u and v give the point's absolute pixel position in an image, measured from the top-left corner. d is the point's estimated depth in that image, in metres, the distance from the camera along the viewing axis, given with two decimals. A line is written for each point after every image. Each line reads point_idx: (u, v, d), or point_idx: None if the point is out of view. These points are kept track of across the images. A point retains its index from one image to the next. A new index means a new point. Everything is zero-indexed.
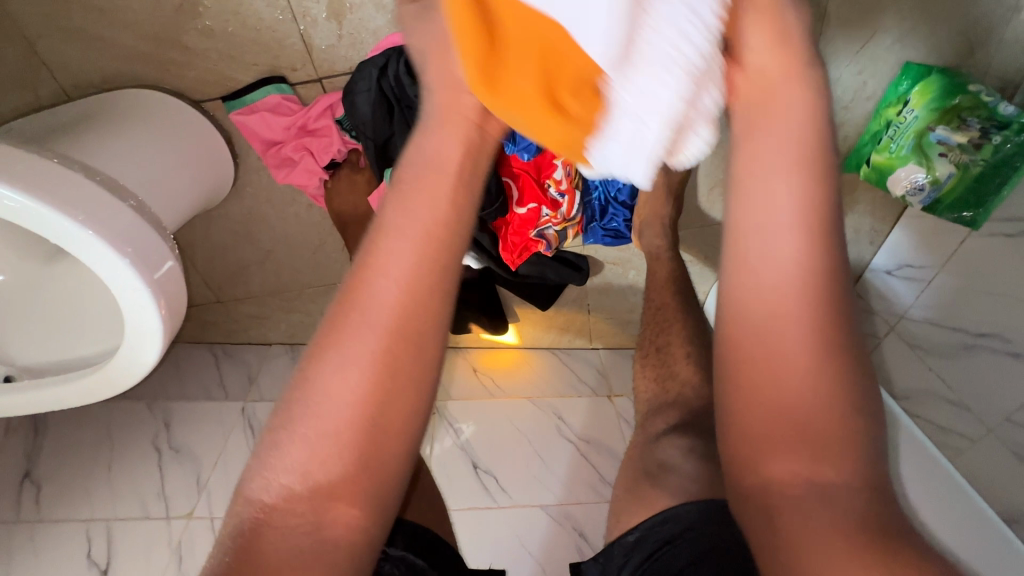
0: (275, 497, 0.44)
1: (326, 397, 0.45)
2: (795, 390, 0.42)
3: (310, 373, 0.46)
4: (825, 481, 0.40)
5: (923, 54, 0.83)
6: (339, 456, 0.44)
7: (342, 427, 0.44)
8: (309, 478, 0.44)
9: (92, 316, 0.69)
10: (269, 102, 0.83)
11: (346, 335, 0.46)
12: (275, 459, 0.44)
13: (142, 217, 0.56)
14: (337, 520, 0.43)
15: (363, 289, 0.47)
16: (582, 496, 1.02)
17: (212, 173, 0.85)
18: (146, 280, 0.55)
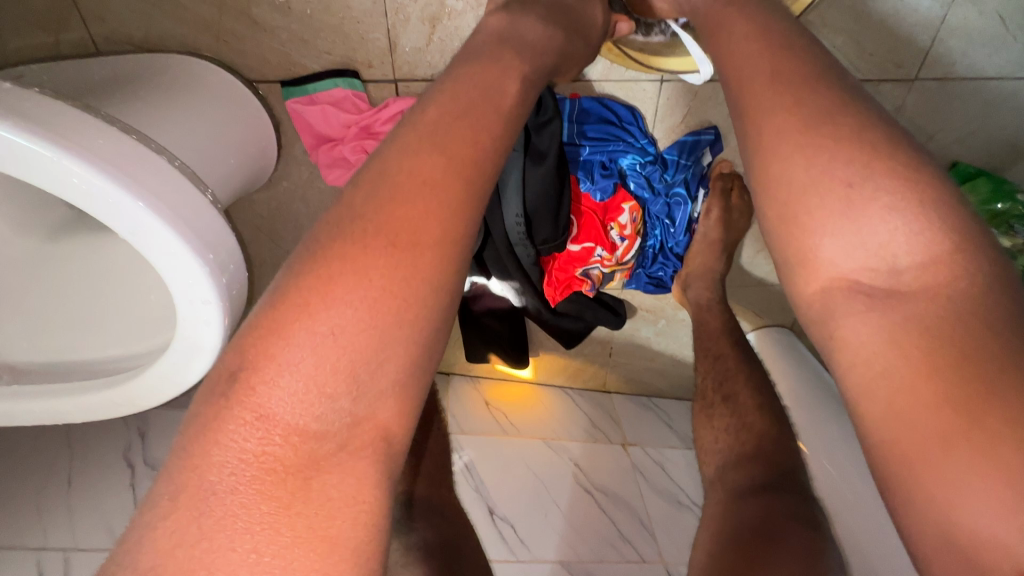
0: (284, 413, 0.33)
1: (356, 282, 0.36)
2: (847, 234, 0.40)
3: (333, 259, 0.36)
4: (898, 297, 0.37)
5: (975, 157, 0.88)
6: (379, 337, 0.35)
7: (383, 303, 0.35)
8: (342, 374, 0.34)
9: (101, 319, 0.59)
10: (334, 95, 0.75)
11: (388, 210, 0.38)
12: (289, 355, 0.33)
13: (224, 219, 0.47)
14: (372, 423, 0.35)
15: (401, 153, 0.41)
16: (602, 553, 0.97)
17: (256, 161, 0.75)
18: (220, 291, 0.46)
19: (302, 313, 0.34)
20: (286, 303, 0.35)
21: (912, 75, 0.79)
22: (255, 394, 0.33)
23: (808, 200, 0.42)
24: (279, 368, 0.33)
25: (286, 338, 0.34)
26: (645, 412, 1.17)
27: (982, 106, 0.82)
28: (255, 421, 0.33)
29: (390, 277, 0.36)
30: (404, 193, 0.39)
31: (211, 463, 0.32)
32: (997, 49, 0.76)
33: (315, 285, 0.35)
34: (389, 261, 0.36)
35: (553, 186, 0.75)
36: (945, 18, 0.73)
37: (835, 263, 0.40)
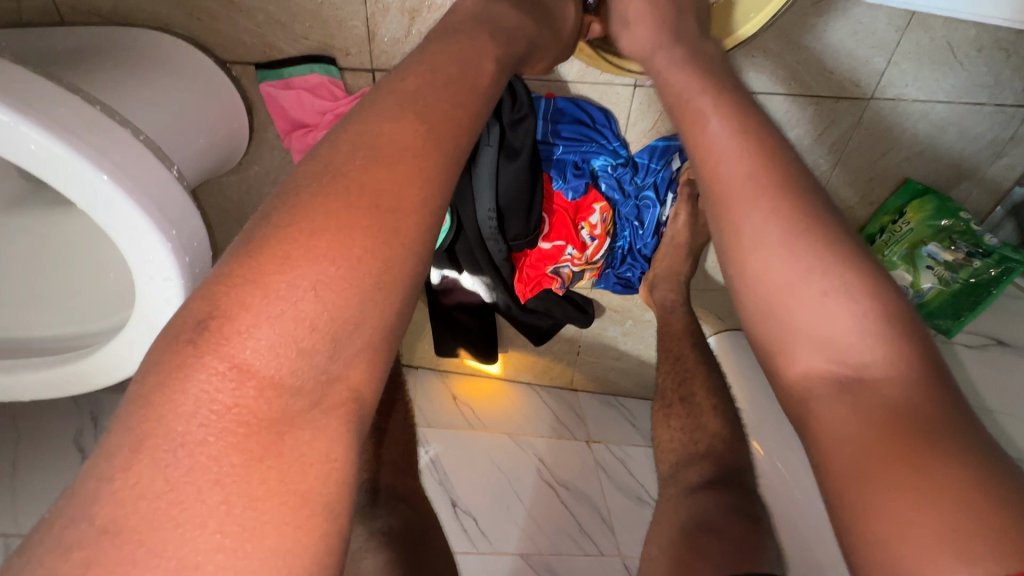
0: (263, 362, 0.31)
1: (340, 235, 0.35)
2: (816, 326, 0.43)
3: (316, 212, 0.35)
4: (861, 385, 0.40)
5: (924, 175, 0.93)
6: (358, 292, 0.34)
7: (363, 260, 0.35)
8: (319, 326, 0.32)
9: (56, 297, 0.58)
10: (310, 80, 0.74)
11: (372, 171, 0.38)
12: (265, 305, 0.32)
13: (189, 196, 0.47)
14: (346, 381, 0.34)
15: (376, 123, 0.41)
16: (562, 546, 0.99)
17: (227, 143, 0.74)
18: (182, 268, 0.45)
19: (282, 262, 0.33)
20: (266, 251, 0.33)
21: (868, 95, 0.83)
22: (227, 343, 0.31)
23: (780, 289, 0.45)
24: (255, 317, 0.31)
25: (264, 288, 0.32)
26: (609, 411, 1.19)
27: (931, 127, 0.87)
28: (227, 369, 0.30)
29: (372, 237, 0.36)
30: (386, 158, 0.39)
31: (177, 412, 0.29)
32: (945, 75, 0.81)
33: (292, 237, 0.34)
34: (371, 222, 0.36)
35: (525, 182, 0.76)
36: (899, 42, 0.78)
37: (802, 352, 0.43)
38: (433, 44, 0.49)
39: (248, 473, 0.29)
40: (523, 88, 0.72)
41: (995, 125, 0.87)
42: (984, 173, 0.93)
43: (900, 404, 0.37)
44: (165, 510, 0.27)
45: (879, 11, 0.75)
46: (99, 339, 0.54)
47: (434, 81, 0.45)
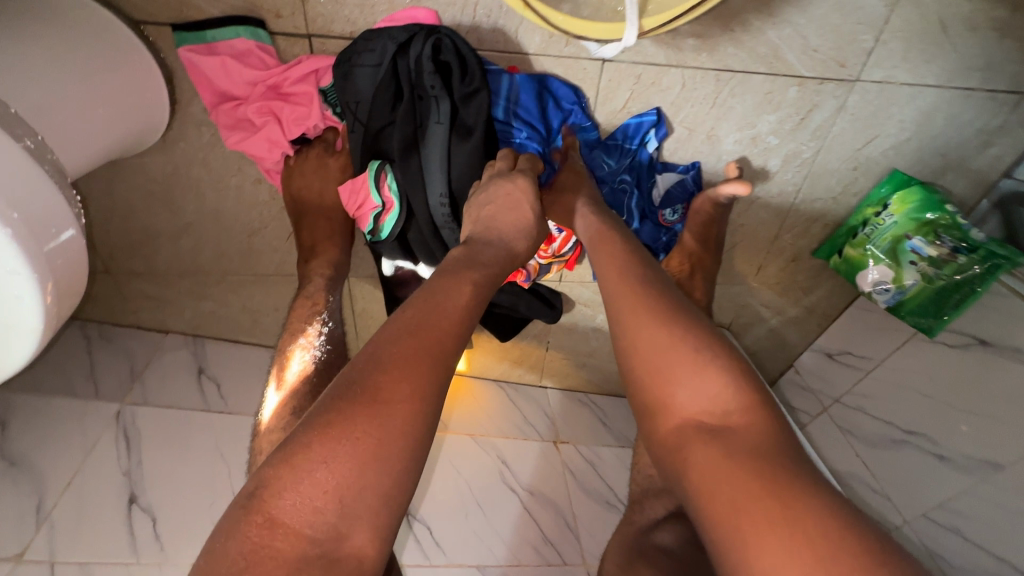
0: (294, 520, 0.38)
1: (367, 420, 0.41)
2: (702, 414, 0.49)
3: (346, 401, 0.42)
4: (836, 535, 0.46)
5: (911, 165, 0.88)
6: (367, 474, 0.40)
7: (375, 443, 0.41)
8: (337, 501, 0.39)
9: None
10: (236, 46, 0.66)
11: (397, 354, 0.45)
12: (301, 475, 0.39)
13: (45, 171, 0.38)
14: (353, 543, 0.39)
15: (411, 319, 0.47)
16: (525, 559, 0.93)
17: (138, 115, 0.65)
18: (34, 259, 0.37)
19: (315, 443, 0.40)
20: (303, 436, 0.41)
21: (854, 76, 0.77)
22: (271, 505, 0.39)
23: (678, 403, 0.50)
24: (287, 484, 0.39)
25: (296, 463, 0.40)
26: (580, 410, 1.14)
27: (919, 115, 0.82)
28: (268, 526, 0.38)
29: (375, 421, 0.41)
30: (398, 357, 0.45)
31: (232, 549, 0.37)
32: (936, 56, 0.76)
33: (319, 430, 0.41)
34: (374, 410, 0.42)
35: (480, 165, 0.69)
36: (888, 18, 0.72)
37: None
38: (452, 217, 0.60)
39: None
40: (477, 60, 0.64)
41: (985, 112, 0.82)
42: (971, 163, 0.88)
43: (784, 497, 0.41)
44: None
45: None
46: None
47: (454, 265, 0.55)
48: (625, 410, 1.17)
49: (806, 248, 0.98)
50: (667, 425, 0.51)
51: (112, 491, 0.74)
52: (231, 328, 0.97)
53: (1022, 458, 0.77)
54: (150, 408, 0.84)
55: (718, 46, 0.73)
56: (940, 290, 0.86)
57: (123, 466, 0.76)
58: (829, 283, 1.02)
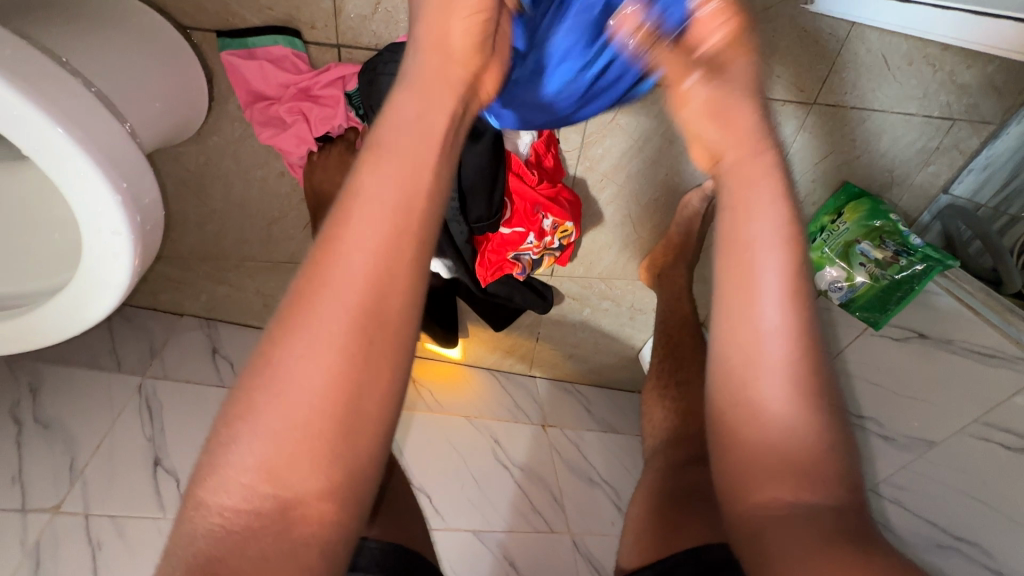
0: (228, 505, 0.37)
1: (291, 391, 0.39)
2: (783, 421, 0.48)
3: (260, 379, 0.39)
4: (799, 473, 0.46)
5: (861, 180, 1.00)
6: (295, 444, 0.38)
7: (294, 415, 0.38)
8: (266, 480, 0.37)
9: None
10: (273, 52, 0.74)
11: (320, 315, 0.40)
12: (222, 466, 0.38)
13: (140, 152, 0.46)
14: (304, 511, 0.37)
15: (322, 264, 0.42)
16: (523, 528, 1.01)
17: (184, 109, 0.72)
18: (131, 224, 0.45)
19: (229, 436, 0.38)
20: (221, 419, 0.39)
21: (812, 100, 0.89)
22: (203, 494, 0.37)
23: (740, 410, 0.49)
24: (218, 473, 0.38)
25: (212, 457, 0.38)
26: (566, 398, 1.23)
27: (867, 134, 0.94)
28: (202, 511, 0.37)
29: (291, 402, 0.38)
30: (310, 322, 0.40)
31: (172, 549, 0.37)
32: (880, 85, 0.88)
33: (244, 409, 0.39)
34: (290, 388, 0.39)
35: (489, 165, 0.78)
36: (840, 50, 0.84)
37: (755, 448, 0.48)
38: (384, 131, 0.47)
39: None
40: None
41: (923, 134, 0.95)
42: (913, 180, 1.01)
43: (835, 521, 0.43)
44: None
45: (823, 21, 0.81)
46: (35, 300, 0.52)
47: (386, 197, 0.43)
48: (606, 399, 1.27)
49: None
50: (748, 434, 0.48)
51: (140, 455, 0.80)
52: (243, 312, 1.03)
53: (953, 434, 0.90)
54: (171, 381, 0.89)
55: None
56: (885, 288, 0.97)
57: (149, 433, 0.81)
58: None
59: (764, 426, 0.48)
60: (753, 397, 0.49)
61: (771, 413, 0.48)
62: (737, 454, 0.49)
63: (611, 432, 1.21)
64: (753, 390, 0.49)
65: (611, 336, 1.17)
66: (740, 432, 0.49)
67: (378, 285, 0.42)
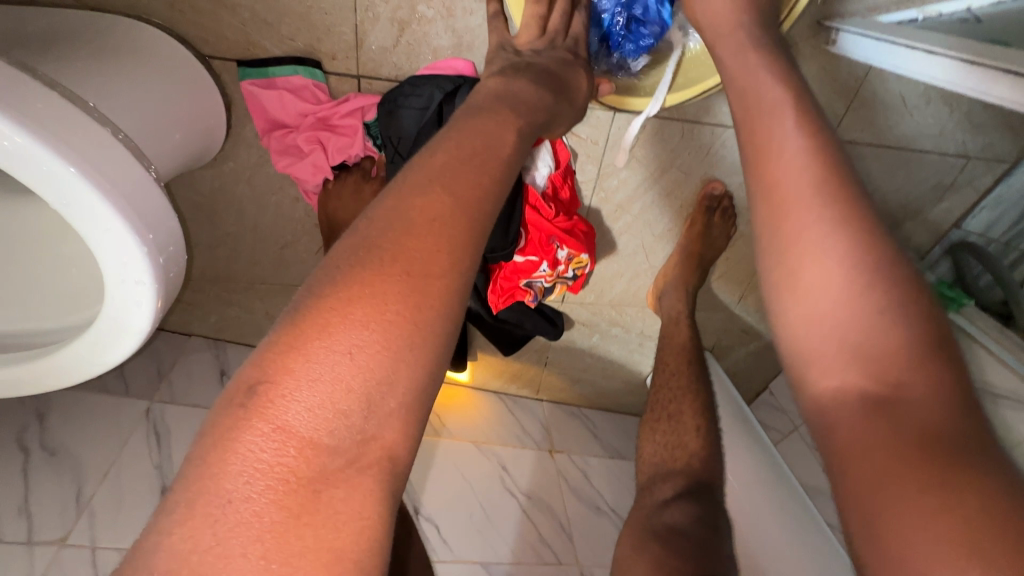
0: (311, 422, 0.32)
1: (398, 297, 0.36)
2: (847, 337, 0.42)
3: (354, 282, 0.36)
4: (888, 391, 0.37)
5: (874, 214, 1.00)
6: (396, 364, 0.34)
7: (397, 327, 0.35)
8: (360, 394, 0.33)
9: (17, 294, 0.54)
10: (293, 82, 0.74)
11: (432, 228, 0.40)
12: (312, 368, 0.32)
13: (167, 200, 0.45)
14: (381, 441, 0.33)
15: (431, 184, 0.42)
16: (526, 558, 1.00)
17: (203, 138, 0.72)
18: (156, 272, 0.44)
19: (322, 332, 0.34)
20: (309, 319, 0.34)
21: (829, 135, 0.89)
22: (277, 398, 0.31)
23: (820, 307, 0.44)
24: (298, 378, 0.32)
25: (304, 353, 0.33)
26: (573, 422, 1.23)
27: (883, 170, 0.94)
28: (275, 431, 0.31)
29: (403, 301, 0.36)
30: (419, 231, 0.39)
31: (230, 471, 0.29)
32: (898, 122, 0.88)
33: (342, 305, 0.35)
34: (400, 288, 0.36)
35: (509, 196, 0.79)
36: (858, 88, 0.84)
37: (835, 349, 0.42)
38: (457, 122, 0.50)
39: (289, 519, 0.29)
40: None
41: (939, 170, 0.95)
42: (926, 214, 1.02)
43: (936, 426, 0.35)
44: (215, 565, 0.27)
45: (842, 60, 0.81)
46: (54, 339, 0.52)
47: (461, 156, 0.45)
48: (613, 424, 1.26)
49: None
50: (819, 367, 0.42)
51: (147, 483, 0.79)
52: (251, 334, 1.03)
53: None
54: (179, 406, 0.89)
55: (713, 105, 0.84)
56: None
57: (157, 460, 0.81)
58: None
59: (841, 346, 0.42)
60: (817, 311, 0.44)
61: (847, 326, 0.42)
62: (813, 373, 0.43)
63: (617, 457, 1.21)
64: (843, 283, 0.43)
65: (621, 362, 1.16)
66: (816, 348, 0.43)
67: (473, 221, 0.42)
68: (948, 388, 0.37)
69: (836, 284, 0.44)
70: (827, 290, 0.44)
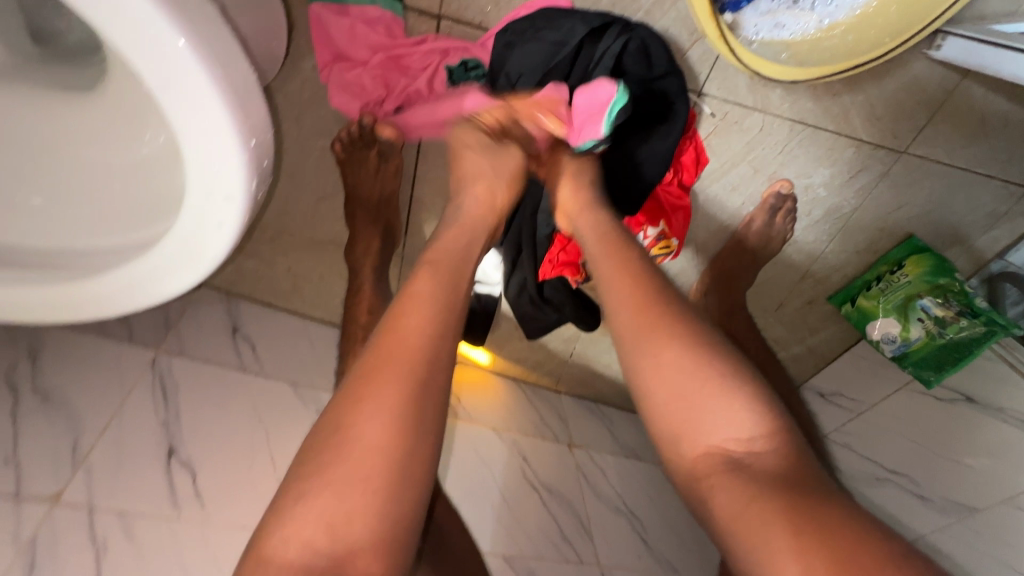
0: (295, 551, 0.44)
1: (362, 439, 0.47)
2: (723, 431, 0.53)
3: (325, 448, 0.48)
4: (747, 465, 0.51)
5: (926, 235, 0.98)
6: (353, 505, 0.45)
7: (353, 469, 0.46)
8: (328, 533, 0.44)
9: (86, 207, 0.50)
10: (368, 13, 0.67)
11: (377, 374, 0.50)
12: (291, 519, 0.45)
13: (266, 106, 0.38)
14: (354, 564, 0.44)
15: (384, 345, 0.52)
16: (545, 551, 0.95)
17: (263, 61, 0.64)
18: (248, 188, 0.37)
19: (296, 495, 0.46)
20: (292, 473, 0.48)
21: (903, 147, 0.87)
22: (268, 546, 0.44)
23: (710, 402, 0.54)
24: (285, 520, 0.45)
25: (282, 505, 0.46)
26: (590, 417, 1.19)
27: (943, 191, 0.93)
28: (264, 564, 0.44)
29: (348, 465, 0.46)
30: (369, 383, 0.50)
31: None
32: (970, 144, 0.86)
33: (310, 470, 0.47)
34: (347, 453, 0.47)
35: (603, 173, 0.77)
36: (944, 102, 0.82)
37: (722, 429, 0.53)
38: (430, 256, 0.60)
39: None
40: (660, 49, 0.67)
41: (997, 198, 0.93)
42: (974, 241, 1.00)
43: (791, 475, 0.50)
44: None
45: (934, 70, 0.78)
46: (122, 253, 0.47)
47: (426, 309, 0.54)
48: (630, 424, 1.22)
49: (823, 292, 1.08)
50: (693, 446, 0.54)
51: (153, 440, 0.71)
52: (267, 290, 0.95)
53: (995, 503, 0.92)
54: (188, 360, 0.80)
55: (799, 99, 0.80)
56: (941, 348, 0.94)
57: (163, 417, 0.72)
58: (834, 328, 1.12)
59: (709, 438, 0.53)
60: (710, 419, 0.53)
61: (718, 423, 0.53)
62: (689, 457, 0.54)
63: (633, 457, 1.16)
64: (690, 392, 0.54)
65: None
66: (682, 433, 0.55)
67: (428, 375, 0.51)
68: (786, 453, 0.52)
69: (706, 412, 0.53)
70: (709, 398, 0.54)
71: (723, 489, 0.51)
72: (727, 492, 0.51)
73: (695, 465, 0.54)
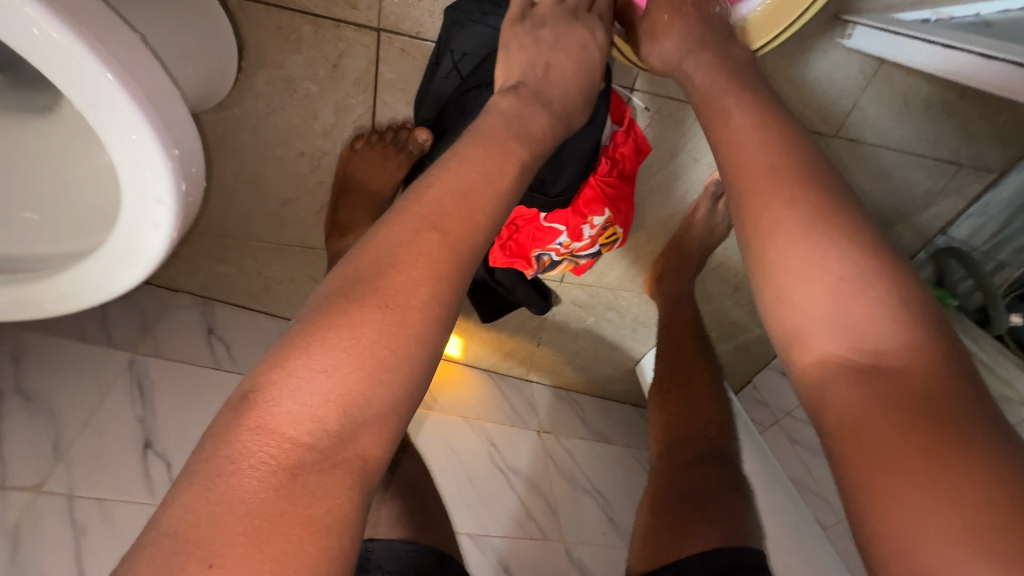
0: (294, 416, 0.34)
1: (400, 293, 0.39)
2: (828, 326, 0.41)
3: (347, 300, 0.39)
4: (878, 372, 0.37)
5: None
6: (379, 370, 0.37)
7: (389, 326, 0.38)
8: (340, 393, 0.35)
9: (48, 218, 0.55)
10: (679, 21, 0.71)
11: (419, 226, 0.43)
12: (302, 373, 0.35)
13: (193, 119, 0.43)
14: (360, 446, 0.36)
15: (423, 206, 0.44)
16: (513, 529, 1.01)
17: (212, 78, 0.69)
18: (177, 192, 0.42)
19: (313, 349, 0.36)
20: (305, 325, 0.38)
21: (833, 132, 0.92)
22: (266, 403, 0.34)
23: (806, 289, 0.43)
24: (289, 380, 0.35)
25: (290, 366, 0.36)
26: (561, 404, 1.23)
27: (876, 172, 0.98)
28: (262, 431, 0.34)
29: (383, 326, 0.38)
30: (414, 242, 0.42)
31: (227, 463, 0.32)
32: (898, 126, 0.91)
33: (330, 319, 0.38)
34: (385, 313, 0.38)
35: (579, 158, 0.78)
36: (865, 88, 0.86)
37: (814, 335, 0.42)
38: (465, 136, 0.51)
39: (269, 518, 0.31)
40: None
41: (931, 176, 0.97)
42: (914, 219, 1.04)
43: (920, 385, 0.36)
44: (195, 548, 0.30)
45: (852, 59, 0.83)
46: (69, 260, 0.52)
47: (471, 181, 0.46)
48: (602, 411, 1.27)
49: None
50: (804, 352, 0.42)
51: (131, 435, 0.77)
52: (242, 294, 1.00)
53: None
54: (164, 359, 0.86)
55: None
56: None
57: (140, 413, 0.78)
58: None
59: (820, 323, 0.42)
60: (783, 303, 0.44)
61: (812, 300, 0.42)
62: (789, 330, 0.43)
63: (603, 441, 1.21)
64: (808, 264, 0.43)
65: (612, 348, 1.17)
66: (792, 325, 0.43)
67: (469, 240, 0.44)
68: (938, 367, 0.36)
69: (839, 311, 0.41)
70: (812, 280, 0.43)
71: (858, 415, 0.37)
72: (848, 413, 0.37)
73: (814, 377, 0.41)
